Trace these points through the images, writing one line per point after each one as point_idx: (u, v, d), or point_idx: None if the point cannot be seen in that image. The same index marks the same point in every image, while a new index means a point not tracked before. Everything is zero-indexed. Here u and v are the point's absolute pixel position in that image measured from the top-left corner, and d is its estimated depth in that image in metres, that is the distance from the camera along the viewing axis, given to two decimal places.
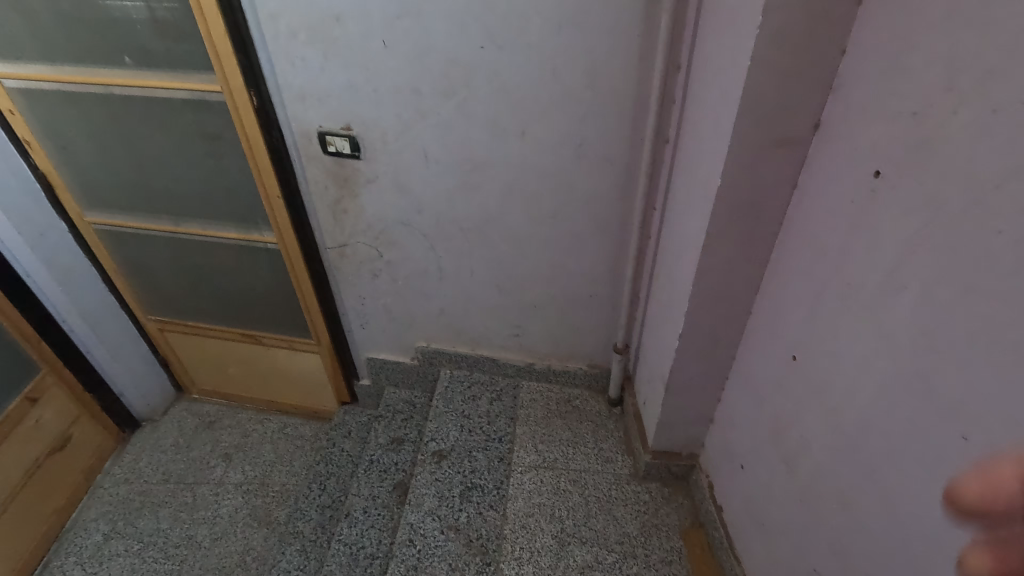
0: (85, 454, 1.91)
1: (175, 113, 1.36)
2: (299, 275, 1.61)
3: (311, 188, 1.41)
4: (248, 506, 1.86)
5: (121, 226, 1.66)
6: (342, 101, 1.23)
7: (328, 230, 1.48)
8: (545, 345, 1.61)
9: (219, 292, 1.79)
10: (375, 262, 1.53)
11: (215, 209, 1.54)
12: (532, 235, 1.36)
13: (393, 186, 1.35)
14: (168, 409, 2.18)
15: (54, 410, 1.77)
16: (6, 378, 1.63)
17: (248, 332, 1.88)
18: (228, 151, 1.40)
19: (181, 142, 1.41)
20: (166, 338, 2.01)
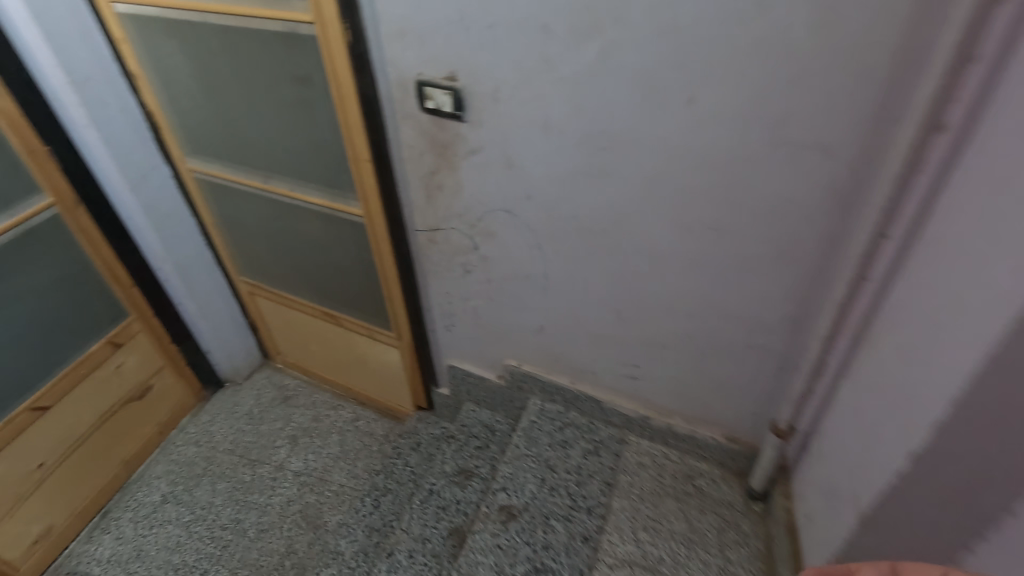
0: (163, 406, 1.85)
1: (267, 49, 1.15)
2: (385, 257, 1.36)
3: (404, 153, 1.13)
4: (301, 502, 1.68)
5: (216, 176, 1.53)
6: (450, 40, 0.92)
7: (419, 208, 1.20)
8: (669, 398, 1.20)
9: (304, 263, 1.61)
10: (468, 255, 1.23)
11: (304, 169, 1.33)
12: (677, 251, 0.97)
13: (500, 162, 1.03)
14: (251, 373, 2.09)
15: (137, 358, 1.72)
16: (93, 318, 1.57)
17: (330, 311, 1.69)
18: (318, 99, 1.17)
19: (272, 85, 1.20)
20: (256, 302, 1.90)
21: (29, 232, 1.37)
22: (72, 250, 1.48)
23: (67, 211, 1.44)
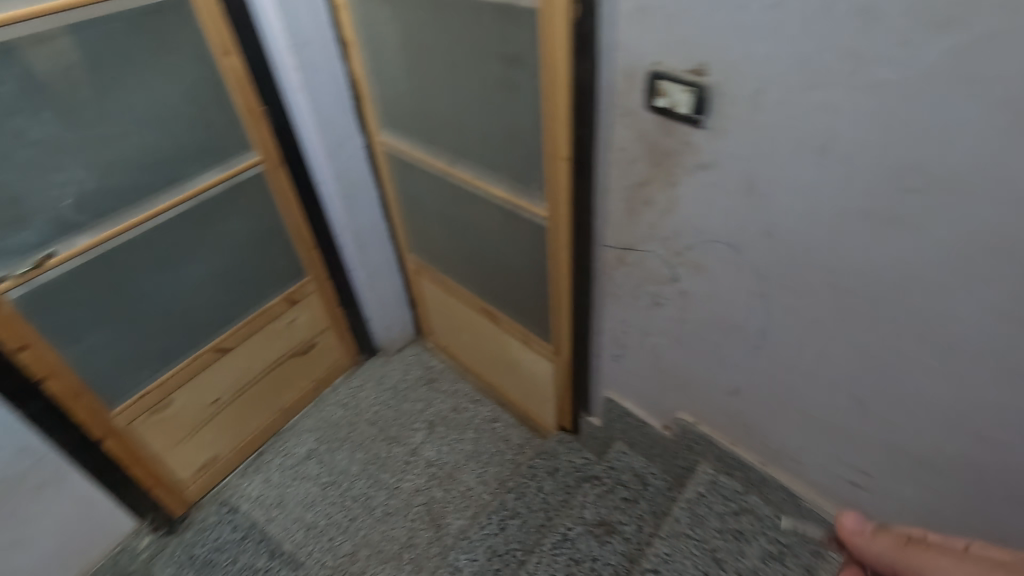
0: (322, 365, 1.92)
1: (479, 21, 1.02)
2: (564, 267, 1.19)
3: (611, 157, 0.94)
4: (427, 494, 1.64)
5: (404, 152, 1.49)
6: (711, 22, 0.70)
7: (615, 222, 1.01)
8: (905, 526, 0.90)
9: (473, 254, 1.51)
10: (663, 286, 1.01)
11: (493, 157, 1.21)
12: (989, 351, 0.67)
13: (738, 185, 0.79)
14: (403, 347, 2.09)
15: (308, 316, 1.79)
16: (276, 272, 1.65)
17: (490, 308, 1.59)
18: (523, 83, 1.02)
19: (478, 62, 1.08)
20: (419, 281, 1.88)
21: (237, 186, 1.45)
22: (268, 207, 1.55)
23: (270, 170, 1.49)
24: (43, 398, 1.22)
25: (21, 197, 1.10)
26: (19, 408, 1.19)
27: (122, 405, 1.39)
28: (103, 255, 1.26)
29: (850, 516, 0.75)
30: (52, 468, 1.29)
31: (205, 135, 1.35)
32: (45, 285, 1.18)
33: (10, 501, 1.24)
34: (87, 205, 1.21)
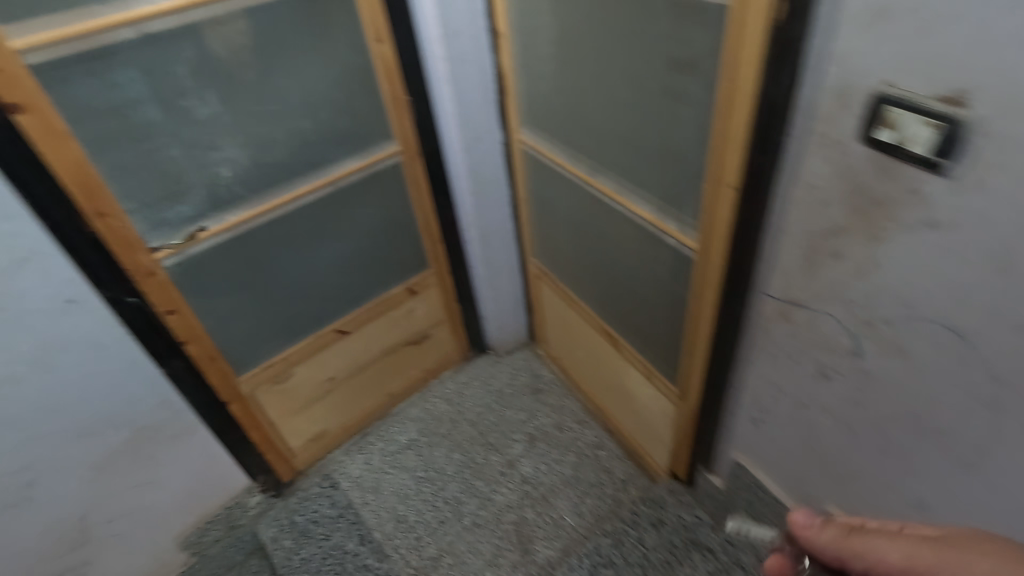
0: (433, 356, 1.91)
1: (651, 16, 0.87)
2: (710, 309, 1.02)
3: (794, 194, 0.76)
4: (518, 514, 1.57)
5: (542, 153, 1.39)
6: (993, 33, 0.50)
7: (784, 271, 0.83)
8: None
9: (601, 271, 1.38)
10: (839, 359, 0.82)
11: (642, 171, 1.06)
12: None
13: (984, 255, 0.59)
14: (514, 349, 2.02)
15: (425, 308, 1.78)
16: (401, 262, 1.64)
17: (611, 331, 1.46)
18: (693, 93, 0.86)
19: (641, 64, 0.93)
20: (540, 287, 1.79)
21: (374, 175, 1.45)
22: (401, 197, 1.54)
23: (406, 161, 1.47)
24: (184, 358, 1.32)
25: (183, 173, 1.16)
26: (162, 365, 1.29)
27: (248, 373, 1.48)
28: (248, 233, 1.31)
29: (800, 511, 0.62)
30: (184, 422, 1.39)
31: (350, 122, 1.35)
32: (195, 256, 1.25)
33: (147, 446, 1.36)
34: (238, 184, 1.25)
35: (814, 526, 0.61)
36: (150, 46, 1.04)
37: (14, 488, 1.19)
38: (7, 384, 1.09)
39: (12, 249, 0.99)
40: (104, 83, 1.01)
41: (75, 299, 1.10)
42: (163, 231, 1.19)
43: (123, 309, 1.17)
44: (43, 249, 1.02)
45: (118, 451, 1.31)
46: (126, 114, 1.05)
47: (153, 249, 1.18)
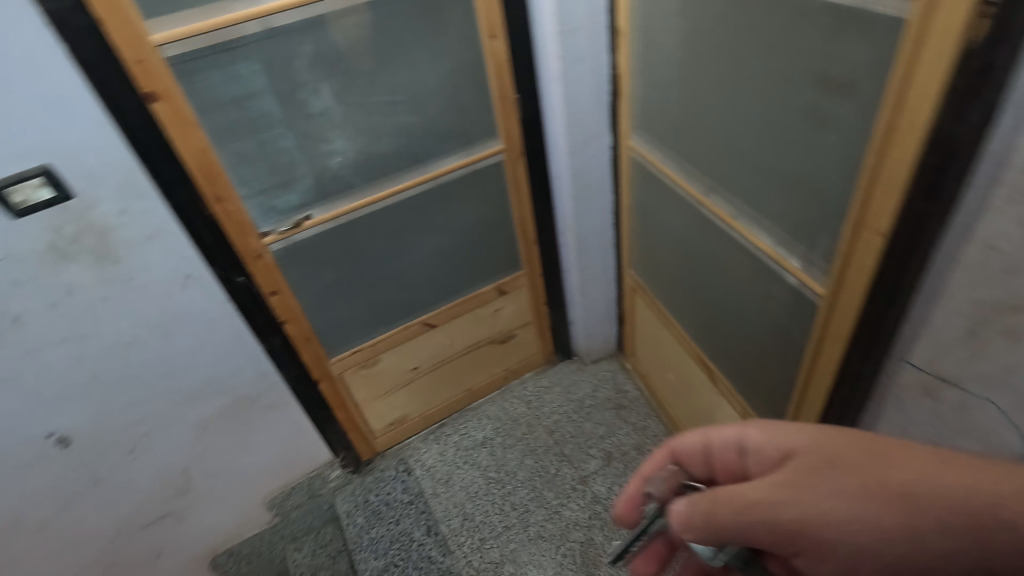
0: (517, 356, 1.88)
1: (799, 25, 0.75)
2: (834, 365, 0.88)
3: (964, 256, 0.62)
4: (585, 534, 1.51)
5: (652, 164, 1.29)
6: None
7: (936, 341, 0.69)
8: None
9: (705, 296, 1.26)
10: (998, 456, 0.67)
11: (765, 198, 0.94)
12: None
13: None
14: (601, 358, 1.94)
15: (514, 308, 1.75)
16: (494, 261, 1.62)
17: (706, 361, 1.35)
18: (845, 120, 0.73)
19: (781, 80, 0.81)
20: (634, 300, 1.69)
21: (475, 173, 1.42)
22: (500, 197, 1.50)
23: (508, 161, 1.43)
24: (281, 336, 1.38)
25: (294, 163, 1.20)
26: (263, 341, 1.37)
27: (339, 355, 1.53)
28: (350, 224, 1.34)
29: (674, 496, 0.71)
30: (278, 395, 1.48)
31: (456, 119, 1.33)
32: (300, 243, 1.30)
33: (245, 413, 1.46)
34: (344, 176, 1.28)
35: (691, 527, 0.68)
36: (273, 41, 1.07)
37: (131, 436, 1.32)
38: (132, 345, 1.21)
39: (143, 224, 1.09)
40: (230, 75, 1.06)
41: (192, 274, 1.19)
42: (273, 216, 1.24)
43: (232, 287, 1.25)
44: (168, 226, 1.11)
45: (219, 415, 1.42)
46: (247, 106, 1.10)
47: (263, 234, 1.24)
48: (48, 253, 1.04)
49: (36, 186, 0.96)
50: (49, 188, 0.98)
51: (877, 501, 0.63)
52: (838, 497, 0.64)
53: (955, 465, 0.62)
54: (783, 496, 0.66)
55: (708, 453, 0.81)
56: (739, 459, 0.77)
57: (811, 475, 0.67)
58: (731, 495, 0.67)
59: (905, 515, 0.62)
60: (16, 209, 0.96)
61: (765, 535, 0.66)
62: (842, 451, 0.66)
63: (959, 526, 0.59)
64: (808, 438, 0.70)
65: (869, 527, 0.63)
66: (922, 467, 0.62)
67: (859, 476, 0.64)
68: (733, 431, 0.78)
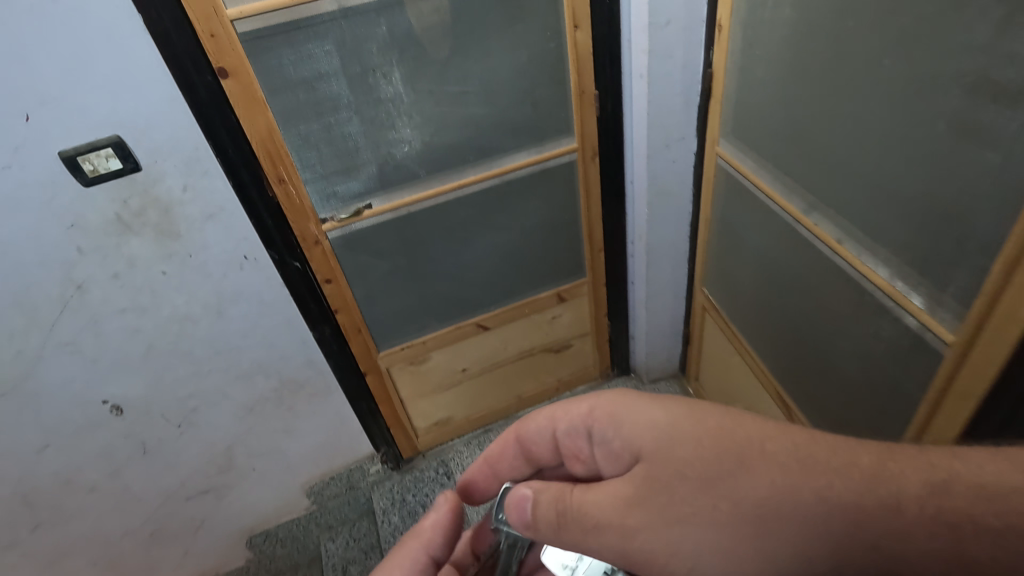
0: (571, 367, 1.79)
1: (956, 18, 0.62)
2: (958, 425, 0.75)
3: None
4: None
5: (742, 174, 1.15)
6: None
7: None
8: None
9: (789, 326, 1.13)
10: None
11: (881, 222, 0.81)
12: None
13: None
14: (660, 378, 1.82)
15: (572, 317, 1.65)
16: (556, 266, 1.53)
17: (785, 401, 1.21)
18: (1013, 134, 0.59)
19: (921, 84, 0.68)
20: (704, 321, 1.56)
21: (545, 171, 1.34)
22: (568, 199, 1.41)
23: (580, 161, 1.34)
24: (332, 326, 1.36)
25: (359, 150, 1.16)
26: (314, 329, 1.34)
27: (388, 349, 1.49)
28: (410, 217, 1.29)
29: (517, 495, 0.78)
30: (324, 384, 1.45)
31: (530, 113, 1.24)
32: (358, 232, 1.26)
33: (290, 399, 1.44)
34: (409, 166, 1.22)
35: (534, 528, 0.76)
36: (347, 20, 1.02)
37: (181, 410, 1.34)
38: (188, 322, 1.21)
39: (205, 202, 1.08)
40: (301, 55, 1.02)
41: (249, 256, 1.17)
42: (333, 203, 1.21)
43: (287, 273, 1.22)
44: (228, 206, 1.09)
45: (266, 397, 1.41)
46: (316, 88, 1.06)
47: (322, 220, 1.20)
48: (113, 224, 1.04)
49: (106, 156, 0.96)
50: (118, 159, 0.97)
51: (730, 525, 0.65)
52: (687, 522, 0.66)
53: (805, 467, 0.64)
54: (635, 523, 0.68)
55: (554, 437, 0.86)
56: (588, 445, 0.83)
57: (661, 490, 0.69)
58: (579, 507, 0.73)
59: (747, 524, 0.64)
60: (86, 177, 0.97)
61: (614, 551, 0.70)
62: (688, 461, 0.68)
63: (801, 535, 0.62)
64: (648, 422, 0.74)
65: (717, 550, 0.65)
66: (752, 464, 0.66)
67: (709, 491, 0.66)
68: (580, 414, 0.82)
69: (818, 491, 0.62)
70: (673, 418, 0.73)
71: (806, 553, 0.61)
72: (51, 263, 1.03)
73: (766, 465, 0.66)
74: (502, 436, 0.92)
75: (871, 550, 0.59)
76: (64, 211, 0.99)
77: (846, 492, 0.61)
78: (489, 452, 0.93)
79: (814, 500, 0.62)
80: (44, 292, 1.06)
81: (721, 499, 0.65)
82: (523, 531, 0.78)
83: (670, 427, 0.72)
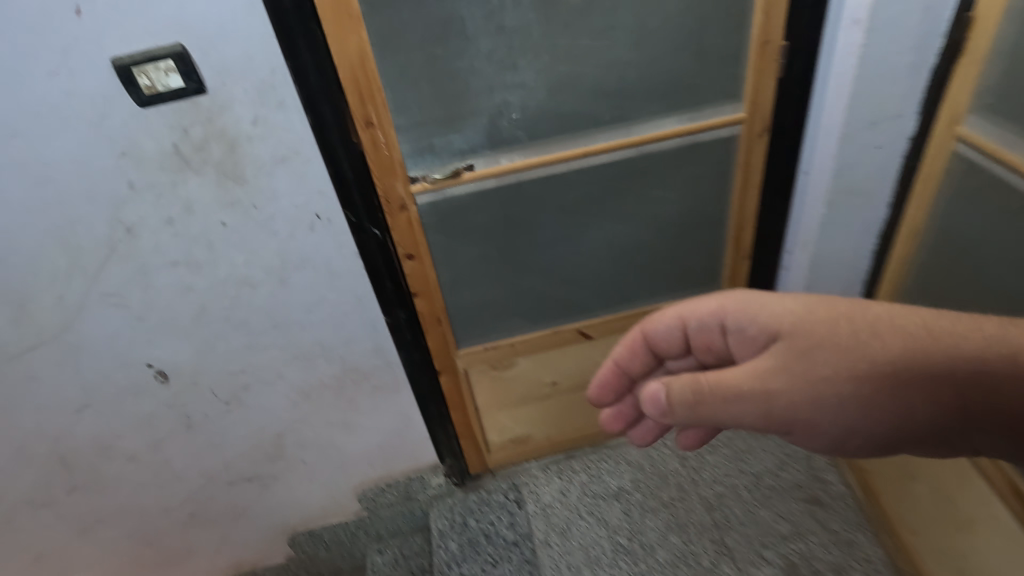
0: None
1: None
2: None
3: None
4: None
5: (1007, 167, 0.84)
6: None
7: None
8: None
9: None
10: None
11: None
12: None
13: None
14: None
15: None
16: (685, 272, 1.22)
17: None
18: None
19: None
20: None
21: (694, 146, 1.04)
22: (717, 186, 1.10)
23: (744, 137, 1.02)
24: (409, 312, 1.13)
25: (468, 95, 0.92)
26: (388, 313, 1.12)
27: (468, 348, 1.25)
28: (520, 187, 1.04)
29: (648, 386, 0.74)
30: (391, 379, 1.23)
31: (690, 66, 0.94)
32: (454, 199, 1.03)
33: (352, 389, 1.24)
34: (525, 121, 0.96)
35: (672, 416, 0.73)
36: None
37: (230, 387, 1.17)
38: (246, 286, 1.03)
39: (277, 143, 0.87)
40: None
41: (323, 216, 0.96)
42: (428, 159, 0.97)
43: (365, 241, 1.00)
44: (303, 148, 0.88)
45: (325, 385, 1.22)
46: (426, 7, 0.83)
47: (412, 179, 0.98)
48: (170, 158, 0.86)
49: (166, 70, 0.78)
50: (179, 76, 0.79)
51: (852, 380, 0.65)
52: (828, 381, 0.66)
53: (930, 335, 0.63)
54: (774, 387, 0.68)
55: (683, 331, 0.81)
56: (721, 338, 0.78)
57: (799, 356, 0.68)
58: (716, 385, 0.70)
59: (884, 383, 0.64)
60: (142, 95, 0.79)
61: (755, 418, 0.69)
62: (825, 338, 0.67)
63: (923, 386, 0.63)
64: (787, 312, 0.70)
65: (841, 399, 0.66)
66: (882, 331, 0.65)
67: (847, 358, 0.65)
68: (711, 310, 0.77)
69: (944, 352, 0.62)
70: (806, 309, 0.69)
71: (920, 400, 0.63)
72: (98, 196, 0.88)
73: (891, 333, 0.65)
74: (628, 335, 0.86)
75: (985, 401, 0.61)
76: (115, 135, 0.83)
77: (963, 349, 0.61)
78: (618, 355, 0.87)
79: (937, 364, 0.62)
80: (90, 231, 0.91)
81: (859, 356, 0.65)
82: (658, 420, 0.75)
83: (797, 311, 0.70)
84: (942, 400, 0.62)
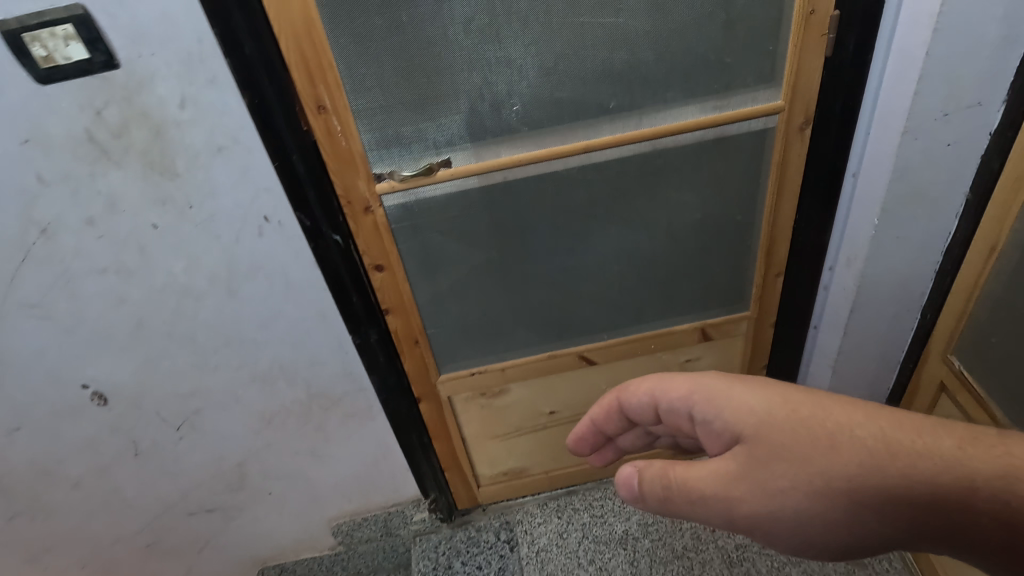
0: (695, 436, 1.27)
1: None
2: None
3: None
4: None
5: None
6: None
7: None
8: None
9: None
10: None
11: None
12: None
13: None
14: None
15: (715, 361, 1.16)
16: (706, 288, 1.04)
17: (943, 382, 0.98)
18: None
19: None
20: (935, 404, 1.02)
21: (720, 141, 0.86)
22: (747, 189, 0.92)
23: (780, 130, 0.85)
24: (381, 330, 0.98)
25: (444, 74, 0.76)
26: (356, 332, 0.96)
27: (451, 373, 1.09)
28: (509, 188, 0.87)
29: (623, 471, 0.70)
30: (364, 405, 1.08)
31: (718, 40, 0.77)
32: (429, 201, 0.87)
33: (319, 415, 1.09)
34: (514, 108, 0.80)
35: (642, 502, 0.68)
36: None
37: (181, 410, 1.03)
38: (189, 297, 0.89)
39: (211, 129, 0.72)
40: None
41: (272, 219, 0.81)
42: (396, 154, 0.82)
43: (324, 250, 0.85)
44: (242, 137, 0.73)
45: (289, 410, 1.07)
46: None
47: (376, 177, 0.82)
48: (84, 146, 0.72)
49: (64, 38, 0.63)
50: (81, 47, 0.64)
51: (827, 502, 0.58)
52: (785, 495, 0.59)
53: (891, 452, 0.56)
54: (738, 495, 0.61)
55: (656, 411, 0.70)
56: (691, 425, 0.68)
57: (762, 463, 0.60)
58: (683, 482, 0.65)
59: (840, 500, 0.57)
60: (40, 69, 0.65)
61: (722, 524, 0.63)
62: (786, 446, 0.59)
63: (886, 509, 0.56)
64: (755, 407, 0.61)
65: (816, 520, 0.59)
66: (839, 443, 0.57)
67: (805, 474, 0.58)
68: (680, 394, 0.67)
69: (903, 470, 0.55)
70: (772, 404, 0.61)
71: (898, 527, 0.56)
72: (5, 189, 0.74)
73: (851, 444, 0.57)
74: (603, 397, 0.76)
75: (949, 528, 0.54)
76: (14, 115, 0.68)
77: (983, 486, 0.52)
78: (594, 415, 0.78)
79: (898, 486, 0.55)
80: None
81: (814, 473, 0.57)
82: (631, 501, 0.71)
83: (767, 410, 0.61)
84: (902, 522, 0.56)
